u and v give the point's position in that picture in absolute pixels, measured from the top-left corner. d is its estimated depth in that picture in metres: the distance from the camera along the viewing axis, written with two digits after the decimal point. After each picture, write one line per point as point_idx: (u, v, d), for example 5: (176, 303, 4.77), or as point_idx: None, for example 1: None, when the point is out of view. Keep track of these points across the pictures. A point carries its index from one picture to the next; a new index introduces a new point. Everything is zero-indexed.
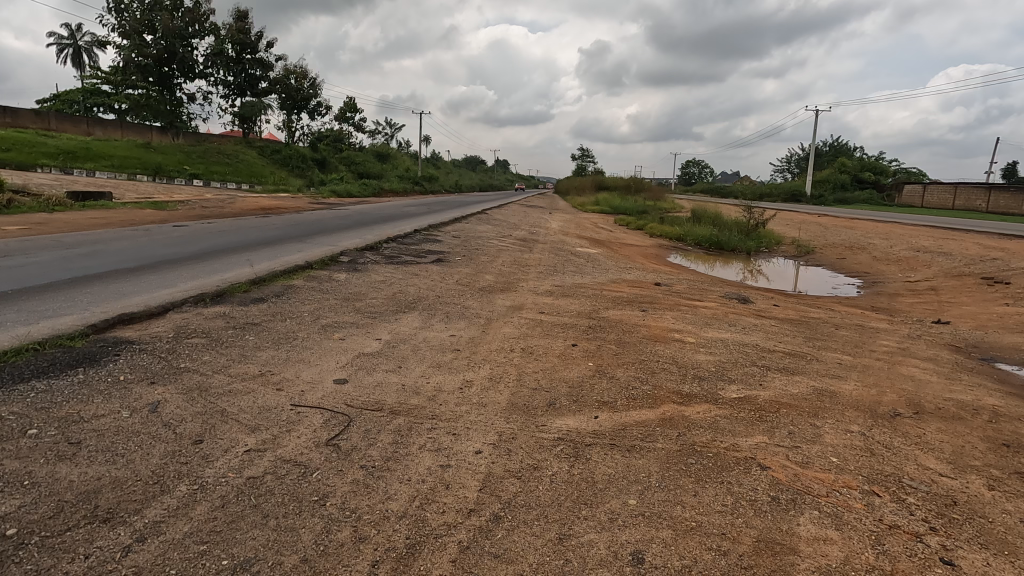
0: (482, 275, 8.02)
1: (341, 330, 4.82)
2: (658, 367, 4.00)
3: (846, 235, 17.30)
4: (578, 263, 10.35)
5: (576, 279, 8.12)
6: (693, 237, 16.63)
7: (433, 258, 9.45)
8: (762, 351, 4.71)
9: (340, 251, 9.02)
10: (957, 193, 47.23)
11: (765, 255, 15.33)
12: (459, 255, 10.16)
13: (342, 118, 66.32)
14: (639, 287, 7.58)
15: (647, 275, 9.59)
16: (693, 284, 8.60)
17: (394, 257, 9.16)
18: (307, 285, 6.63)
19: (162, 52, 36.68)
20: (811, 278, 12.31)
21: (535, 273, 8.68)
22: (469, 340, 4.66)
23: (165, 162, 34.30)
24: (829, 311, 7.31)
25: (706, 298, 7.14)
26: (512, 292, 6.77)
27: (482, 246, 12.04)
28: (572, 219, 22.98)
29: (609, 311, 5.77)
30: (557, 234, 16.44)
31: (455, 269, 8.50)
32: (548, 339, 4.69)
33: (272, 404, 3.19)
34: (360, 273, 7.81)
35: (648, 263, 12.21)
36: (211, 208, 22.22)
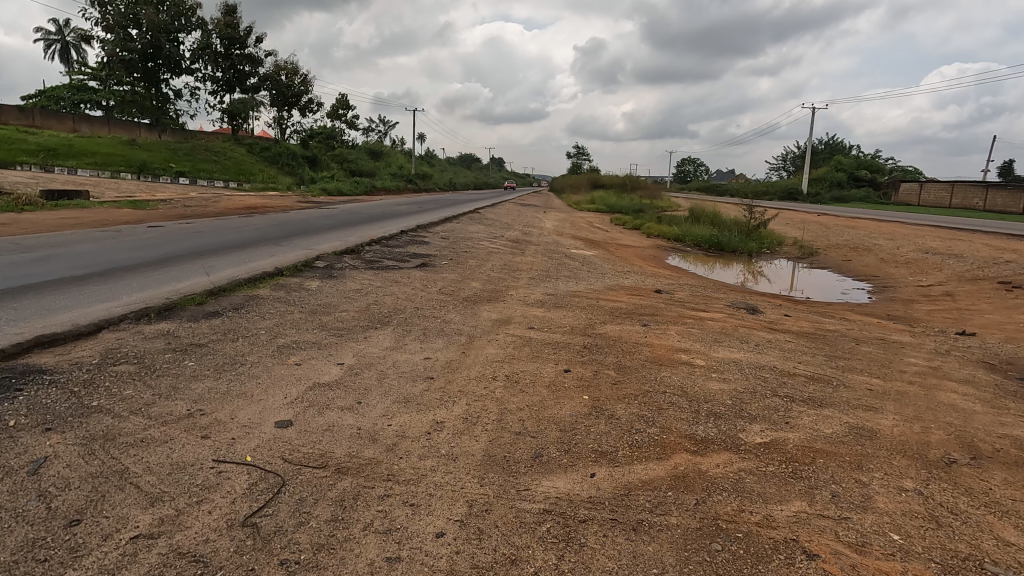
0: (468, 282, 7.40)
1: (299, 352, 4.18)
2: (664, 401, 3.39)
3: (850, 235, 16.74)
4: (573, 268, 9.74)
5: (570, 286, 7.51)
6: (692, 238, 16.05)
7: (417, 262, 8.82)
8: (781, 376, 4.11)
9: (316, 255, 8.37)
10: (954, 191, 46.85)
11: (767, 256, 14.76)
12: (446, 259, 9.53)
13: (335, 116, 65.48)
14: (638, 296, 6.98)
15: (646, 280, 8.99)
16: (695, 291, 8.02)
17: (375, 262, 8.52)
18: (272, 296, 6.00)
19: (148, 47, 35.85)
20: (816, 281, 11.72)
21: (526, 279, 8.07)
22: (446, 364, 4.03)
23: (151, 160, 33.48)
24: (845, 322, 6.72)
25: (712, 309, 6.54)
26: (500, 303, 6.15)
27: (472, 249, 11.41)
28: (567, 219, 22.37)
29: (606, 326, 5.15)
30: (551, 235, 15.82)
31: (440, 275, 7.87)
32: (536, 363, 4.07)
33: (189, 460, 2.56)
34: (334, 280, 7.17)
35: (647, 266, 11.62)
36: (194, 208, 21.49)
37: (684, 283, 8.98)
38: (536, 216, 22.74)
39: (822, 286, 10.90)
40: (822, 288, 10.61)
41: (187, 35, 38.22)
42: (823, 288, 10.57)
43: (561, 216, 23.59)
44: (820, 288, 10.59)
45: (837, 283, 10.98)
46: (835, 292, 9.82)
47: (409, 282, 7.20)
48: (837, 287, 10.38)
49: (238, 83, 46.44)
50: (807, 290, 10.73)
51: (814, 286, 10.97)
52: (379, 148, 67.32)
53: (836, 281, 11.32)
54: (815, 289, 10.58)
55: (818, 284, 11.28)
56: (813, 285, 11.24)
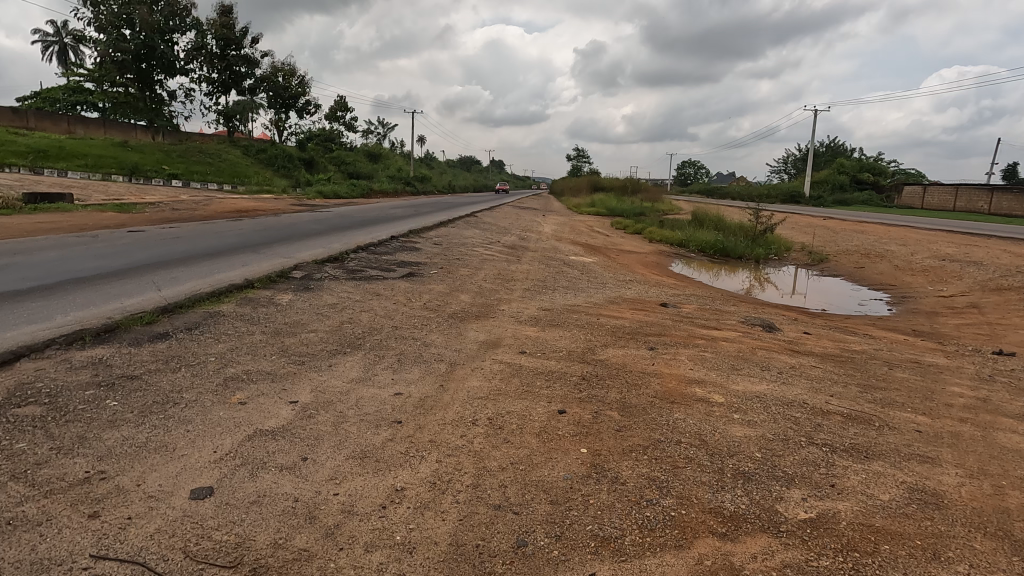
0: (457, 295, 6.79)
1: (247, 386, 3.56)
2: (680, 456, 2.76)
3: (859, 240, 16.14)
4: (572, 277, 9.14)
5: (568, 300, 6.90)
6: (696, 243, 15.46)
7: (404, 271, 8.22)
8: (815, 417, 3.48)
9: (294, 264, 7.75)
10: (958, 195, 46.26)
11: (774, 262, 14.15)
12: (436, 268, 8.92)
13: (333, 118, 65.05)
14: (643, 311, 6.36)
15: (650, 291, 8.38)
16: (704, 304, 7.41)
17: (358, 272, 7.91)
18: (234, 313, 5.38)
19: (142, 48, 35.32)
20: (828, 290, 11.11)
21: (521, 290, 7.47)
22: (418, 402, 3.40)
23: (143, 162, 32.92)
24: (870, 341, 6.10)
25: (725, 326, 5.93)
26: (489, 321, 5.54)
27: (465, 256, 10.80)
28: (566, 223, 21.77)
29: (608, 350, 4.53)
30: (549, 239, 15.21)
31: (427, 286, 7.26)
32: (525, 400, 3.45)
33: (58, 558, 1.93)
34: (310, 292, 6.56)
35: (649, 274, 11.02)
36: (183, 211, 20.90)
37: (691, 295, 8.37)
38: (534, 220, 22.13)
39: (835, 296, 10.27)
40: (836, 298, 9.99)
41: (182, 35, 37.70)
42: (837, 298, 9.95)
43: (560, 220, 22.98)
44: (834, 298, 9.97)
45: (851, 293, 10.36)
46: (852, 303, 9.20)
47: (393, 296, 6.59)
48: (852, 298, 9.75)
49: (234, 84, 45.92)
50: (820, 300, 10.10)
51: (827, 296, 10.35)
52: (378, 150, 66.80)
53: (849, 290, 10.71)
54: (828, 299, 9.96)
55: (831, 294, 10.66)
56: (825, 295, 10.61)
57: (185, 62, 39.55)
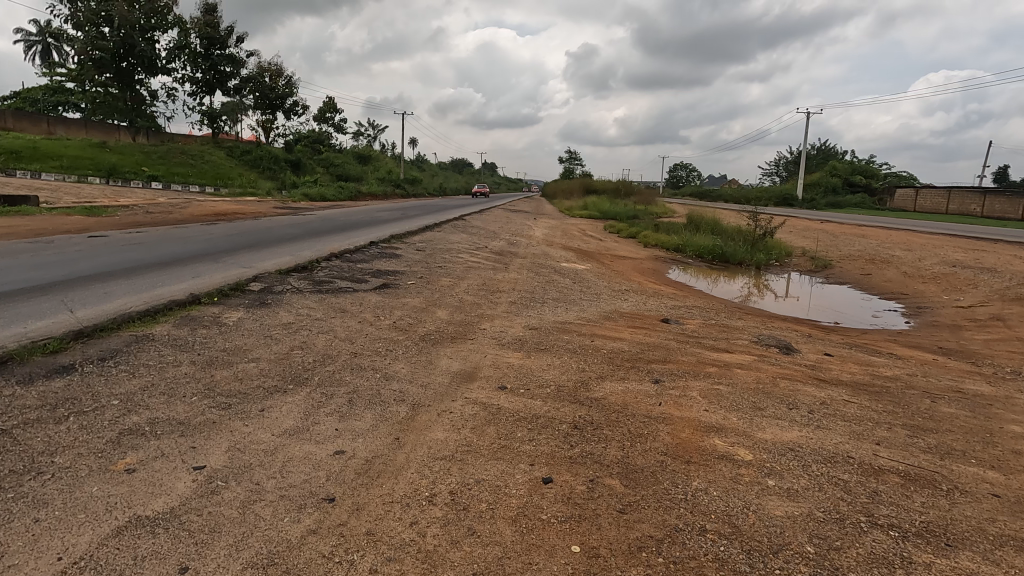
0: (433, 312, 6.01)
1: (145, 444, 2.78)
2: (707, 558, 2.02)
3: (862, 245, 15.54)
4: (563, 287, 8.38)
5: (559, 315, 6.16)
6: (694, 249, 14.80)
7: (378, 282, 7.44)
8: (870, 482, 2.74)
9: (253, 275, 6.96)
10: (951, 198, 46.06)
11: (776, 268, 13.50)
12: (415, 278, 8.12)
13: (322, 119, 64.17)
14: (643, 329, 5.62)
15: (649, 304, 7.67)
16: (708, 320, 6.70)
17: (325, 284, 7.11)
18: (166, 336, 4.59)
19: (121, 46, 34.31)
20: (835, 300, 10.44)
21: (507, 304, 6.71)
22: (362, 468, 2.63)
23: (122, 163, 31.92)
24: (900, 363, 5.41)
25: (737, 347, 5.19)
26: (467, 344, 4.77)
27: (448, 264, 10.02)
28: (558, 226, 21.04)
29: (605, 385, 3.77)
30: (540, 245, 14.44)
31: (401, 300, 6.49)
32: (500, 462, 2.70)
33: None
34: (266, 309, 5.77)
35: (646, 282, 10.33)
36: (157, 214, 19.97)
37: (693, 308, 7.63)
38: (525, 223, 21.37)
39: (842, 307, 9.59)
40: (844, 310, 9.29)
41: (163, 34, 36.73)
42: (845, 310, 9.26)
43: (551, 224, 22.24)
44: (842, 310, 9.28)
45: (859, 304, 9.67)
46: (864, 316, 8.50)
47: (360, 312, 5.80)
48: (862, 310, 9.06)
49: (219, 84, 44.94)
50: (827, 312, 9.40)
51: (834, 308, 9.65)
52: (367, 152, 65.85)
53: (857, 300, 10.03)
54: (836, 311, 9.26)
55: (838, 305, 9.97)
56: (832, 306, 9.94)
57: (167, 61, 38.53)
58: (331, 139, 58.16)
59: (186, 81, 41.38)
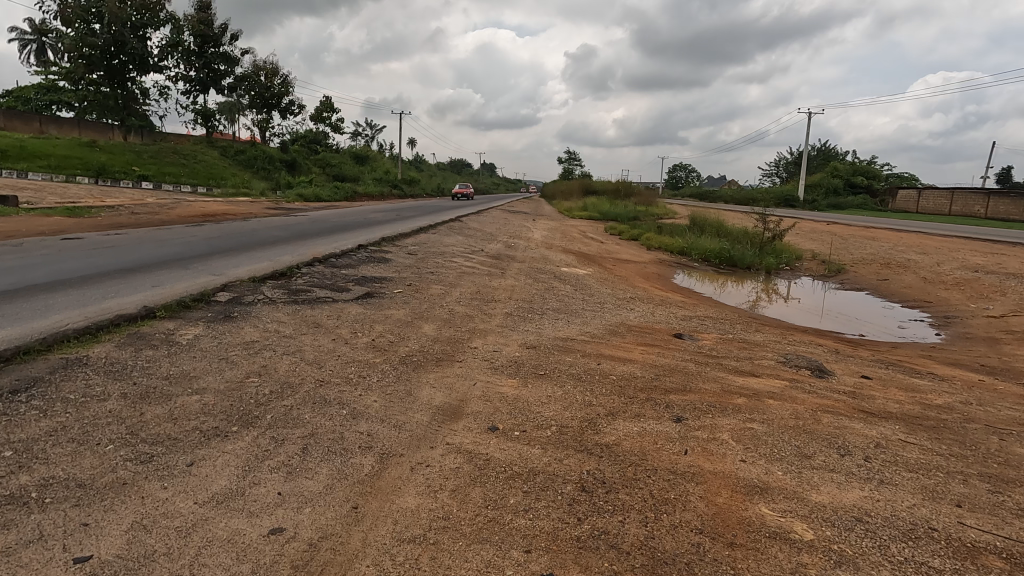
0: (419, 327, 5.35)
1: (20, 522, 2.12)
2: None
3: (874, 249, 14.92)
4: (564, 296, 7.73)
5: (560, 330, 5.51)
6: (700, 252, 14.17)
7: (361, 291, 6.78)
8: (974, 573, 2.08)
9: (220, 285, 6.29)
10: (954, 199, 45.49)
11: (786, 273, 12.87)
12: (402, 287, 7.46)
13: (318, 119, 63.51)
14: (655, 348, 4.97)
15: (657, 315, 7.04)
16: (725, 335, 6.05)
17: (302, 293, 6.46)
18: (102, 360, 3.92)
19: (111, 43, 33.60)
20: (852, 308, 9.78)
21: (502, 317, 6.06)
22: (302, 558, 1.98)
23: (111, 163, 31.21)
24: (947, 387, 4.77)
25: (763, 369, 4.54)
26: (453, 369, 4.11)
27: (440, 269, 9.37)
28: (557, 228, 20.38)
29: (617, 426, 3.12)
30: (539, 248, 13.79)
31: (383, 313, 5.83)
32: (487, 547, 2.05)
33: None
34: (229, 324, 5.11)
35: (652, 289, 9.69)
36: (142, 215, 19.26)
37: (706, 320, 6.98)
38: (523, 225, 20.71)
39: (862, 317, 8.92)
40: (864, 320, 8.61)
41: (155, 31, 36.04)
42: (866, 320, 8.58)
43: (550, 225, 21.59)
44: (862, 320, 8.60)
45: (879, 313, 8.99)
46: (888, 327, 7.83)
47: (335, 327, 5.13)
48: (884, 320, 8.39)
49: (213, 83, 44.23)
50: (845, 321, 8.71)
51: (853, 317, 8.97)
52: (364, 151, 65.13)
53: (877, 309, 9.36)
54: (856, 321, 8.58)
55: (856, 313, 9.30)
56: (850, 315, 9.26)
57: (159, 58, 37.82)
58: (328, 139, 57.48)
59: (179, 79, 40.67)
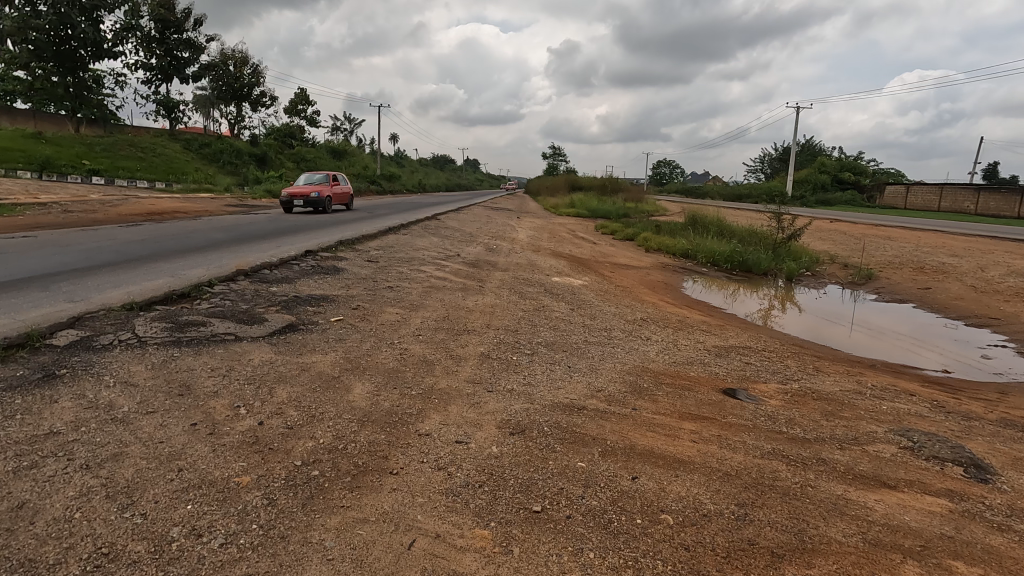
0: (346, 391, 3.50)
1: None
2: None
3: (897, 250, 13.40)
4: (558, 322, 5.93)
5: (559, 388, 3.73)
6: (706, 254, 12.53)
7: (281, 321, 4.92)
8: None
9: (65, 318, 4.38)
10: (943, 194, 44.57)
11: (806, 278, 11.29)
12: (344, 313, 5.59)
13: (293, 112, 61.03)
14: (709, 425, 3.20)
15: (681, 350, 5.33)
16: (790, 386, 4.30)
17: (193, 326, 4.58)
18: None
19: (58, 26, 30.96)
20: (896, 323, 8.15)
21: (473, 365, 4.23)
22: None
23: (58, 156, 28.70)
24: None
25: (894, 472, 2.79)
26: (377, 502, 2.28)
27: (402, 282, 7.56)
28: (543, 227, 18.55)
29: None
30: (524, 252, 11.94)
31: (299, 363, 3.99)
32: None
33: None
34: (40, 391, 3.25)
35: (663, 304, 7.99)
36: (76, 214, 17.04)
37: (747, 357, 5.23)
38: (507, 224, 18.83)
39: (909, 336, 7.30)
40: (913, 343, 6.98)
41: (109, 14, 33.42)
42: (916, 344, 6.95)
43: (535, 224, 19.76)
44: (911, 342, 6.97)
45: (930, 334, 7.37)
46: (952, 358, 6.20)
47: (213, 395, 3.29)
48: (940, 347, 6.76)
49: (176, 72, 41.59)
50: (891, 343, 7.06)
51: (897, 336, 7.33)
52: (342, 146, 62.60)
53: (924, 327, 7.74)
54: (904, 344, 6.94)
55: (898, 331, 7.67)
56: (893, 332, 7.62)
57: (114, 44, 35.14)
58: (303, 133, 55.07)
59: (138, 67, 38.03)
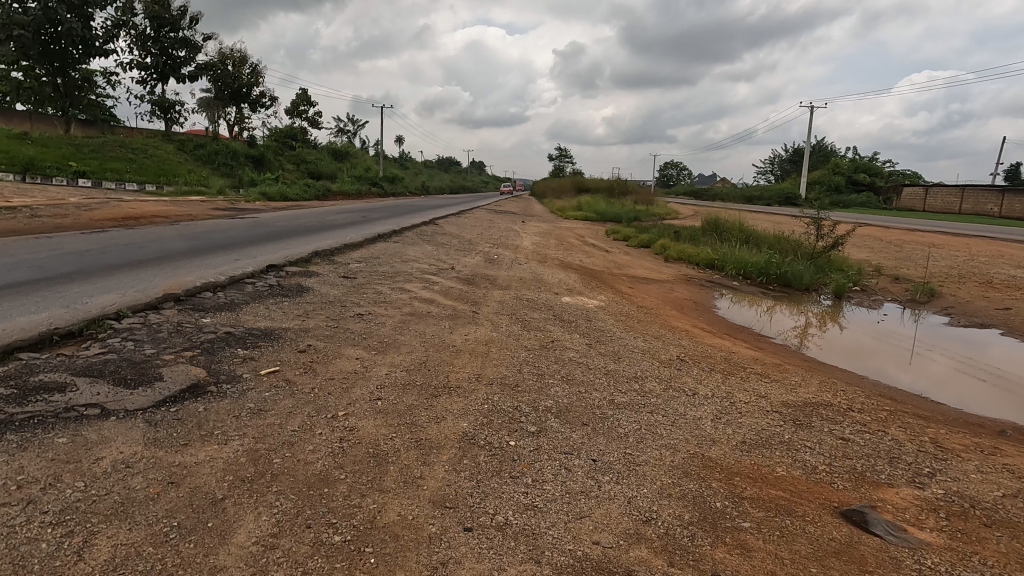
0: (219, 541, 2.04)
1: None
2: None
3: (950, 259, 11.88)
4: (573, 369, 4.49)
5: (586, 528, 2.26)
6: (736, 265, 11.06)
7: (181, 380, 3.47)
8: None
9: None
10: (965, 197, 42.58)
11: (854, 294, 9.81)
12: (284, 360, 4.14)
13: (294, 113, 59.98)
14: None
15: (744, 414, 3.87)
16: (930, 495, 2.81)
17: (43, 394, 3.13)
18: None
19: (45, 22, 29.83)
20: (965, 352, 6.92)
21: (448, 464, 2.75)
22: None
23: (42, 157, 27.53)
24: None
25: None
26: None
27: (379, 306, 6.13)
28: (549, 233, 17.11)
29: None
30: (529, 263, 10.52)
31: (170, 468, 2.52)
32: None
33: None
34: None
35: (699, 331, 6.53)
36: (44, 219, 15.74)
37: (839, 427, 3.75)
38: (510, 229, 17.42)
39: (970, 370, 6.24)
40: (966, 377, 6.05)
41: (100, 10, 32.31)
42: (983, 381, 5.93)
43: (541, 229, 18.35)
44: (977, 379, 5.94)
45: (987, 366, 6.39)
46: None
47: None
48: (999, 384, 5.83)
49: (172, 71, 40.51)
50: (947, 377, 6.06)
51: (948, 366, 6.37)
52: (343, 147, 61.43)
53: (990, 357, 6.64)
54: (965, 380, 5.93)
55: (951, 359, 6.68)
56: (953, 363, 6.54)
57: (105, 41, 34.02)
58: (303, 134, 53.91)
59: (131, 66, 36.95)
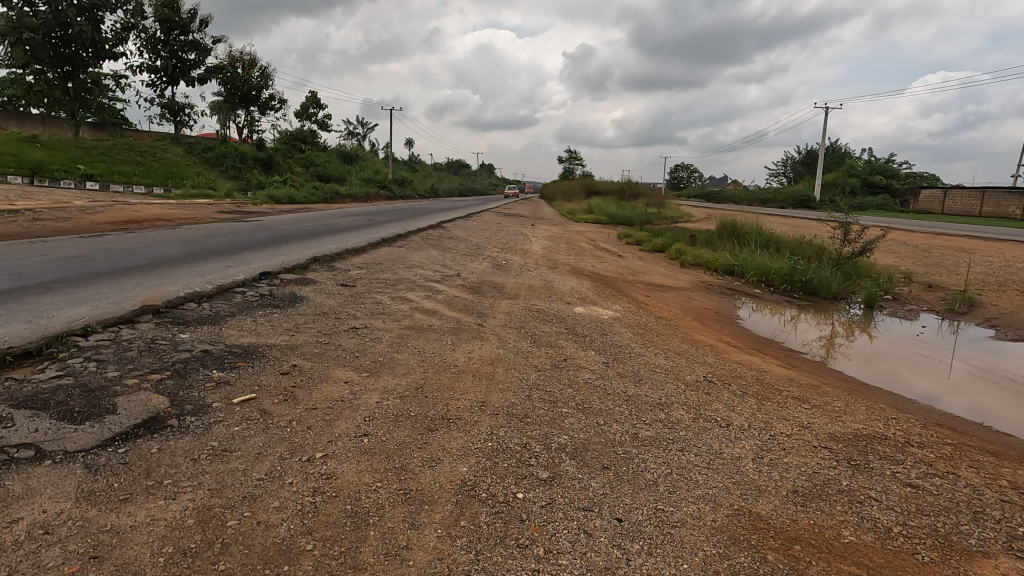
0: None
1: None
2: None
3: (985, 266, 11.22)
4: (589, 395, 3.97)
5: None
6: (758, 272, 10.49)
7: (137, 413, 2.99)
8: None
9: None
10: (985, 199, 41.42)
11: (886, 303, 9.20)
12: (263, 385, 3.66)
13: (304, 116, 59.99)
14: None
15: (790, 453, 3.34)
16: None
17: None
18: None
19: (54, 25, 29.86)
20: (1007, 368, 6.38)
21: (440, 528, 2.24)
22: None
23: (51, 160, 27.49)
24: None
25: None
26: None
27: (377, 318, 5.65)
28: (559, 237, 16.61)
29: None
30: (539, 269, 10.02)
31: (98, 536, 2.04)
32: None
33: None
34: None
35: (725, 347, 6.00)
36: (46, 222, 15.48)
37: (903, 471, 3.20)
38: (519, 233, 16.93)
39: (1014, 387, 5.73)
40: (1009, 395, 5.55)
41: (109, 13, 32.32)
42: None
43: (551, 233, 17.86)
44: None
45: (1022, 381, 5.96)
46: None
47: None
48: None
49: (182, 74, 40.53)
50: (989, 395, 5.54)
51: (990, 383, 5.86)
52: (352, 150, 61.33)
53: None
54: (1011, 398, 5.41)
55: (992, 375, 6.15)
56: (995, 380, 6.02)
57: (115, 44, 34.04)
58: (312, 137, 53.85)
59: (141, 69, 36.98)
